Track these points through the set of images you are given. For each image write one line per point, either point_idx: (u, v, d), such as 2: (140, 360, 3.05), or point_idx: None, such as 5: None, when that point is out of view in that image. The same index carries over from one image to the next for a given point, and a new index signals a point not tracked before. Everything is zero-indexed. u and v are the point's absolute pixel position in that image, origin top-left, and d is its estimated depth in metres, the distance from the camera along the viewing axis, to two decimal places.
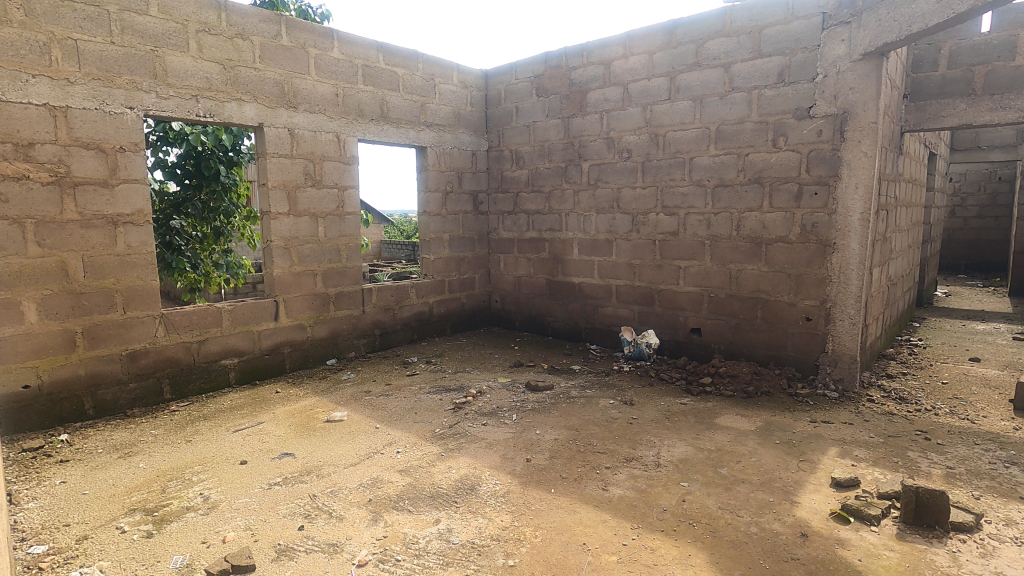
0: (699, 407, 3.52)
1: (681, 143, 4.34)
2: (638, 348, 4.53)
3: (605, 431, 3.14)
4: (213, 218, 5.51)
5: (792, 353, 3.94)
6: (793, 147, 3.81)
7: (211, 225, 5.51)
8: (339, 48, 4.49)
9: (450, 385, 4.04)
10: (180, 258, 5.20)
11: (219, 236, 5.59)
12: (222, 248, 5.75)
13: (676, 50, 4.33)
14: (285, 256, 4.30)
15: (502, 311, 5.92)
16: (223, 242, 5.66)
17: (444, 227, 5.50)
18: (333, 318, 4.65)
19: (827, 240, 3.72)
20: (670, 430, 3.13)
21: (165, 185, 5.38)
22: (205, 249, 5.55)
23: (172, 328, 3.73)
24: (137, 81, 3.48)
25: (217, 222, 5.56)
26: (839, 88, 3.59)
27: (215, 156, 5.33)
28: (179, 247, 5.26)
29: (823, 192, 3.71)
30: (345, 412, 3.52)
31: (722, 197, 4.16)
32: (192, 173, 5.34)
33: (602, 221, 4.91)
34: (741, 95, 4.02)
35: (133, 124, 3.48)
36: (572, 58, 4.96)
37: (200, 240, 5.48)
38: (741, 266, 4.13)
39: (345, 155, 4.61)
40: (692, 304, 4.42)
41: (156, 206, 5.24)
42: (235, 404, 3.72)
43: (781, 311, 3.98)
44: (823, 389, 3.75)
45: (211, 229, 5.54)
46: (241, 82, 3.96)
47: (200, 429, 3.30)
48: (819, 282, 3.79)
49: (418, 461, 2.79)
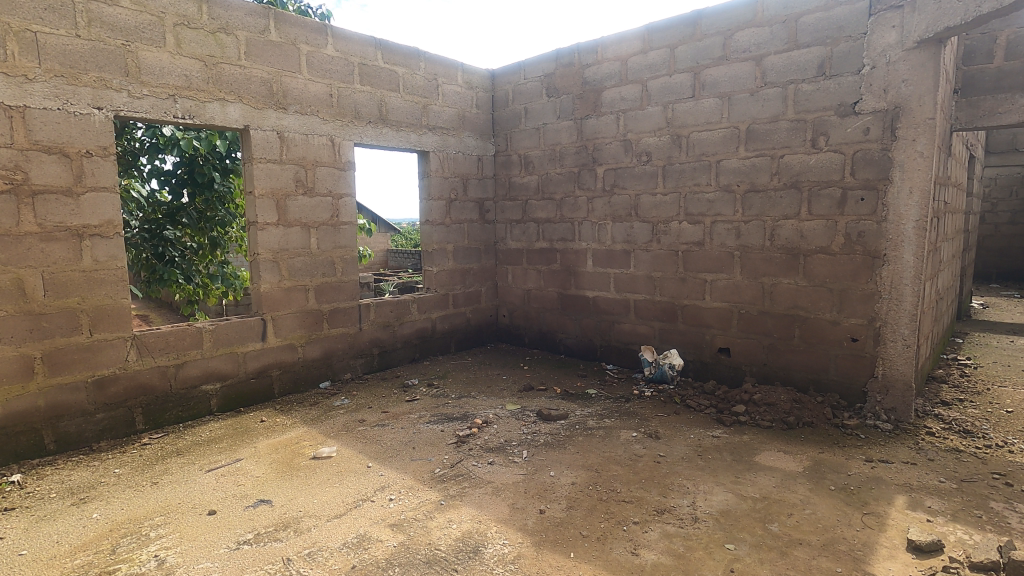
0: (734, 441, 3.10)
1: (707, 144, 3.96)
2: (660, 369, 4.12)
3: (629, 472, 2.73)
4: (208, 227, 5.27)
5: (835, 377, 3.52)
6: (836, 147, 3.41)
7: (207, 236, 5.26)
8: (333, 45, 4.14)
9: (452, 412, 3.65)
10: (171, 270, 4.96)
11: (217, 246, 5.34)
12: (220, 258, 5.51)
13: (701, 43, 3.95)
14: (273, 269, 3.94)
15: (511, 326, 5.52)
16: (221, 253, 5.43)
17: (448, 237, 5.13)
18: (327, 337, 4.28)
19: (876, 251, 3.31)
20: (705, 471, 2.72)
21: (159, 193, 5.13)
22: (201, 260, 5.31)
23: (145, 351, 3.38)
24: (106, 78, 3.14)
25: (214, 233, 5.31)
26: (890, 81, 3.18)
27: (209, 162, 5.08)
28: (173, 258, 5.04)
29: (870, 198, 3.30)
30: (334, 447, 3.13)
31: (753, 204, 3.77)
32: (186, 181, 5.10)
33: (619, 230, 4.52)
34: (775, 91, 3.63)
35: (102, 126, 3.14)
36: (585, 55, 4.60)
37: (195, 250, 5.24)
38: (775, 280, 3.72)
39: (340, 160, 4.26)
40: (720, 321, 4.02)
41: (150, 215, 5.04)
42: (214, 436, 3.35)
43: (822, 330, 3.57)
44: (873, 419, 3.31)
45: (206, 240, 5.31)
46: (225, 81, 3.61)
47: (170, 467, 2.93)
48: (867, 297, 3.38)
49: (413, 512, 2.39)
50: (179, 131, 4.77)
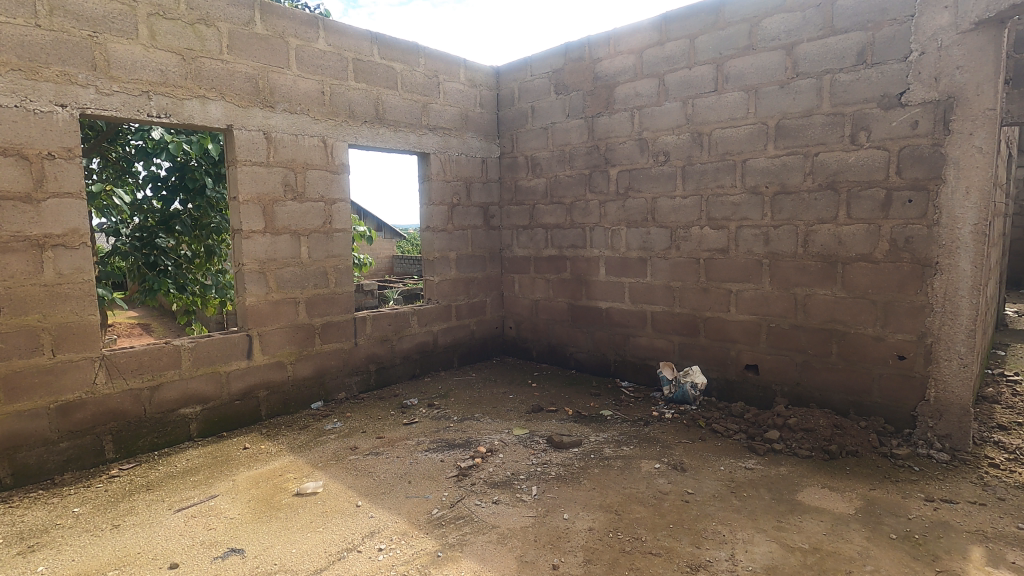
0: (771, 475, 2.74)
1: (731, 142, 3.62)
2: (681, 388, 3.77)
3: (654, 514, 2.39)
4: (205, 235, 4.98)
5: (879, 400, 3.17)
6: (878, 144, 3.06)
7: (203, 244, 4.98)
8: (325, 38, 3.85)
9: (454, 438, 3.31)
10: (163, 280, 4.68)
11: (213, 255, 5.06)
12: (218, 267, 5.23)
13: (724, 32, 3.62)
14: (260, 281, 3.62)
15: (518, 339, 5.19)
16: (218, 262, 5.13)
17: (450, 245, 4.81)
18: (319, 354, 3.97)
19: (926, 258, 2.96)
20: (742, 514, 2.37)
21: (150, 199, 4.82)
22: (197, 270, 5.04)
23: (115, 373, 3.07)
24: (71, 73, 2.85)
25: (211, 241, 5.03)
26: (942, 68, 2.84)
27: (202, 166, 4.76)
28: (166, 268, 4.76)
29: (920, 199, 2.95)
30: (320, 481, 2.80)
31: (784, 207, 3.43)
32: (179, 187, 4.80)
33: (634, 236, 4.19)
34: (808, 82, 3.29)
35: (65, 125, 2.85)
36: (596, 48, 4.29)
37: (190, 260, 4.96)
38: (809, 290, 3.37)
39: (333, 163, 3.95)
40: (747, 335, 3.67)
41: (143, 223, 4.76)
42: (190, 466, 3.03)
43: (864, 347, 3.21)
44: (926, 448, 2.95)
45: (203, 249, 5.03)
46: (205, 76, 3.32)
47: (135, 507, 2.60)
48: (915, 311, 3.02)
49: (406, 567, 2.06)
50: (169, 133, 4.42)
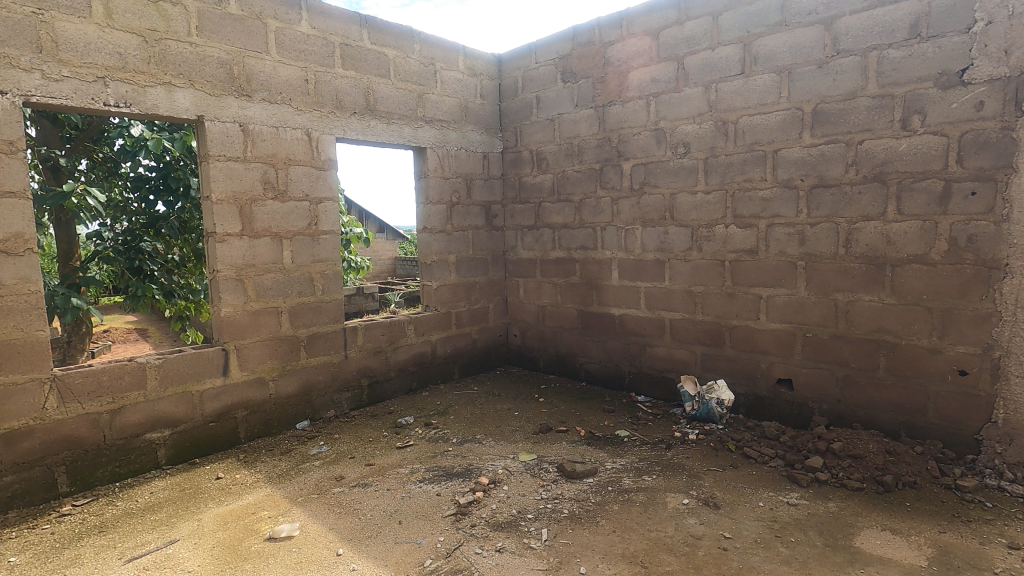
0: (820, 513, 2.36)
1: (761, 131, 3.24)
2: (706, 406, 3.39)
3: (688, 566, 2.01)
4: (193, 237, 4.63)
5: (935, 422, 2.78)
6: (935, 129, 2.68)
7: (192, 247, 4.63)
8: (308, 21, 3.49)
9: (453, 465, 2.94)
10: (148, 286, 4.32)
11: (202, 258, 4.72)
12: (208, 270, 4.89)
13: (753, 8, 3.24)
14: (237, 289, 3.26)
15: (524, 348, 4.82)
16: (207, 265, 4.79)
17: (450, 247, 4.44)
18: (304, 369, 3.61)
19: (993, 259, 2.56)
20: (793, 567, 1.99)
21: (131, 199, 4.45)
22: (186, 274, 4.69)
23: (68, 396, 2.72)
24: (12, 55, 2.50)
25: (200, 243, 4.68)
26: (1014, 39, 2.44)
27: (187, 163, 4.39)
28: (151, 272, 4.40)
29: (985, 191, 2.56)
30: (297, 522, 2.43)
31: (822, 202, 3.04)
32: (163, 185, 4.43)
33: (650, 236, 3.81)
34: (851, 61, 2.90)
35: (5, 114, 2.49)
36: (607, 31, 3.91)
37: (178, 263, 4.62)
38: (852, 296, 2.99)
39: (318, 158, 3.59)
40: (779, 346, 3.29)
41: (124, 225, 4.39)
42: (153, 502, 2.66)
43: (917, 361, 2.82)
44: (995, 479, 2.56)
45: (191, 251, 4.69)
46: (170, 61, 2.96)
47: (81, 556, 2.24)
48: (979, 320, 2.63)
49: None
50: (149, 129, 4.00)
